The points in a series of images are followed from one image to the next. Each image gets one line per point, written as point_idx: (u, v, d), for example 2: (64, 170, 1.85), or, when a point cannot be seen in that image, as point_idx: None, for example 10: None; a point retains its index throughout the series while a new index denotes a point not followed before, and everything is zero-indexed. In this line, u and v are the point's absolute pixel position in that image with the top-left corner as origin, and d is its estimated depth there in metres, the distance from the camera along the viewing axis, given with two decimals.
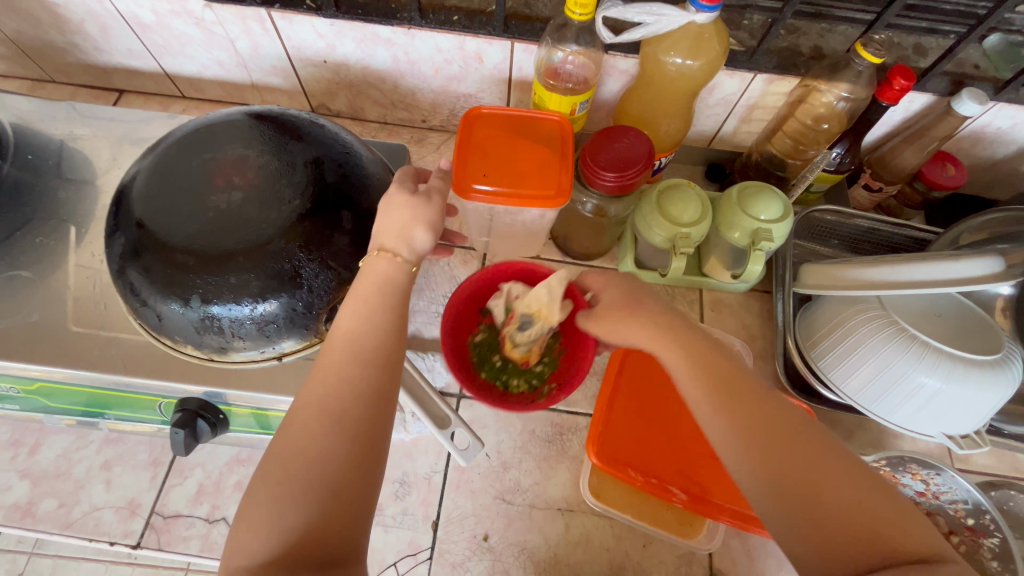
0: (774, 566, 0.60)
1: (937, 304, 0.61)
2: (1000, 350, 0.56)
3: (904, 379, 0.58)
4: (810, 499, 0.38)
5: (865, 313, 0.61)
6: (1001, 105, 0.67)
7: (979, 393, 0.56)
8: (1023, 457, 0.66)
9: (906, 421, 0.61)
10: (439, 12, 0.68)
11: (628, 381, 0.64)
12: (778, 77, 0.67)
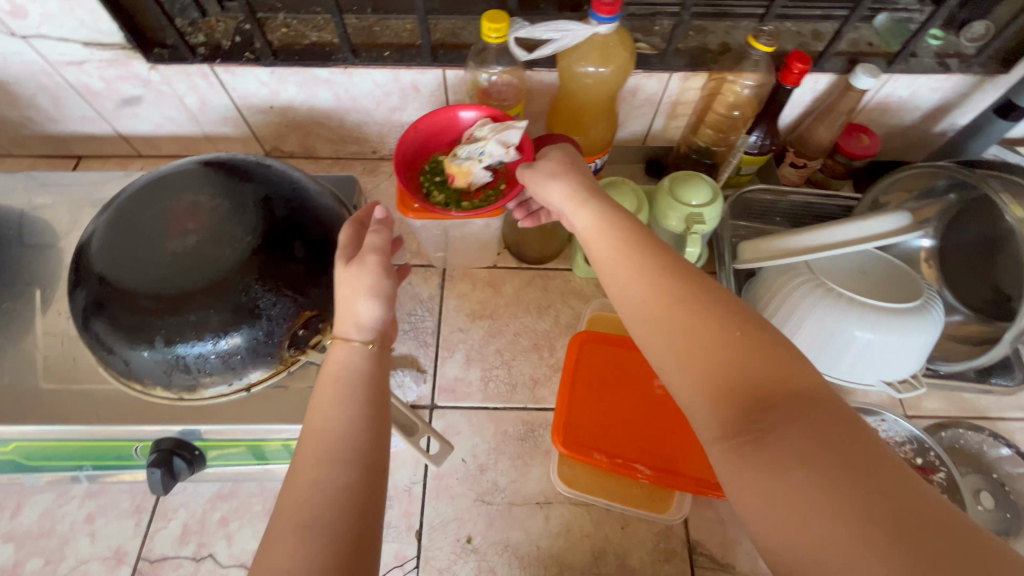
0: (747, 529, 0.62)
1: (861, 262, 0.66)
2: (920, 297, 0.61)
3: (841, 333, 0.62)
4: (739, 381, 0.36)
5: (800, 277, 0.65)
6: (896, 77, 0.74)
7: (908, 339, 0.60)
8: (967, 396, 0.71)
9: (847, 372, 0.65)
10: (371, 50, 0.73)
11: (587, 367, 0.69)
12: (691, 74, 0.73)
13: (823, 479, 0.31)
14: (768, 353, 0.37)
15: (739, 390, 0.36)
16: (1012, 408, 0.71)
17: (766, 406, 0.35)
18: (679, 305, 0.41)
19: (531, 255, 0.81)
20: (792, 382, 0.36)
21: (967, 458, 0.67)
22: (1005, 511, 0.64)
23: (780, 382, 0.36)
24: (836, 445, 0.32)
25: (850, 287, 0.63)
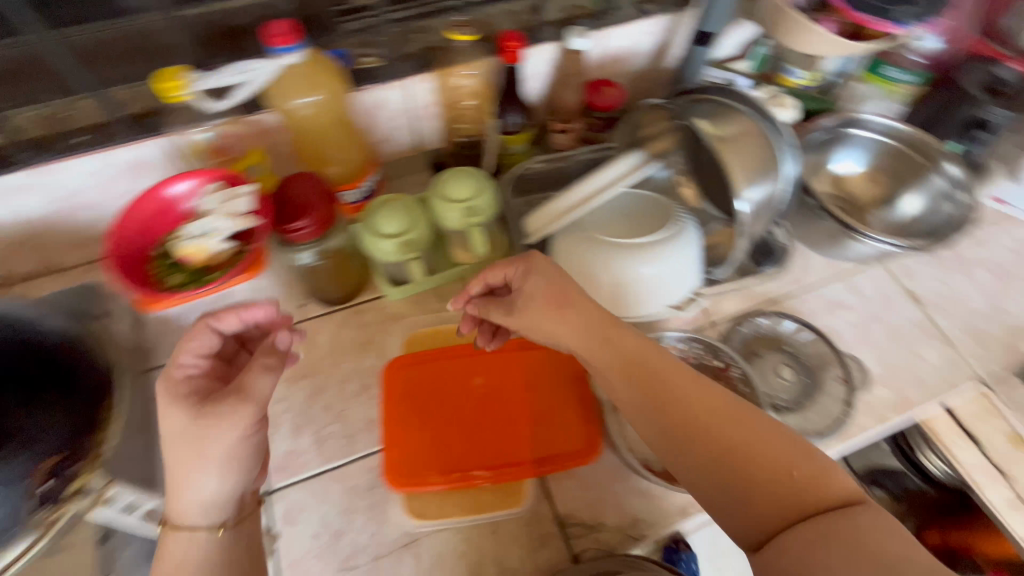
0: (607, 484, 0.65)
1: (623, 205, 0.71)
2: (670, 223, 0.68)
3: (620, 274, 0.67)
4: (740, 471, 0.47)
5: (573, 234, 0.69)
6: (608, 32, 0.80)
7: (669, 261, 0.67)
8: (751, 289, 0.80)
9: (642, 310, 0.70)
10: (65, 141, 0.64)
11: (409, 390, 0.70)
12: (424, 75, 0.74)
13: (819, 544, 0.42)
14: (767, 439, 0.48)
15: (746, 484, 0.46)
16: (789, 286, 0.81)
17: (781, 489, 0.45)
18: (682, 424, 0.50)
19: (333, 297, 0.76)
20: (784, 464, 0.46)
21: (766, 341, 0.77)
22: (803, 376, 0.73)
23: (782, 467, 0.46)
24: (839, 530, 0.42)
25: (623, 231, 0.68)
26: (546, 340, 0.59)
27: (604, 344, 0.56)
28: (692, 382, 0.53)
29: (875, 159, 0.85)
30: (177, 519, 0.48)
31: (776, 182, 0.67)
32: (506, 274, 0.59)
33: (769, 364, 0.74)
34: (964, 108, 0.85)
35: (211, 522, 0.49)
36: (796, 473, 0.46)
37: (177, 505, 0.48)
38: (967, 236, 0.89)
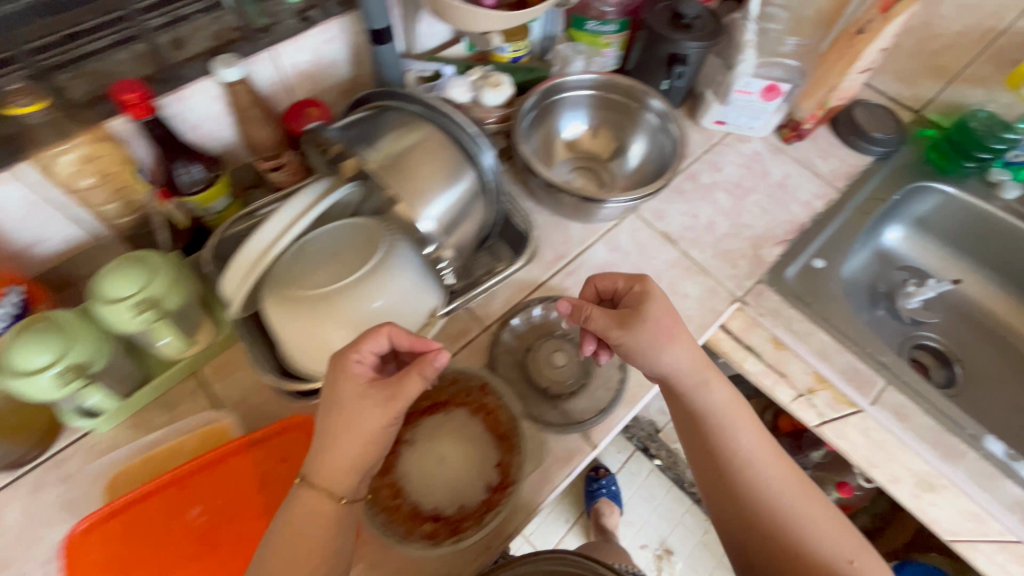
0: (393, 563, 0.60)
1: (324, 243, 0.61)
2: (374, 249, 0.60)
3: (341, 323, 0.58)
4: (774, 507, 0.55)
5: (274, 296, 0.58)
6: (273, 50, 0.71)
7: (389, 293, 0.60)
8: (517, 279, 0.78)
9: None
10: None
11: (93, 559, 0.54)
12: (32, 159, 0.58)
13: None
14: (813, 515, 0.55)
15: (783, 547, 0.53)
16: (555, 263, 0.80)
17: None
18: (734, 475, 0.57)
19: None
20: (850, 548, 0.53)
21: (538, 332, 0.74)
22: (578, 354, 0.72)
23: (839, 554, 0.53)
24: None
25: (326, 274, 0.59)
26: (645, 366, 0.60)
27: (692, 411, 0.59)
28: (780, 462, 0.58)
29: (592, 114, 0.85)
30: (332, 484, 0.48)
31: (471, 179, 0.62)
32: (619, 287, 0.63)
33: (542, 356, 0.72)
34: (661, 46, 0.87)
35: (339, 495, 0.48)
36: (854, 561, 0.52)
37: (338, 464, 0.48)
38: (702, 163, 0.93)
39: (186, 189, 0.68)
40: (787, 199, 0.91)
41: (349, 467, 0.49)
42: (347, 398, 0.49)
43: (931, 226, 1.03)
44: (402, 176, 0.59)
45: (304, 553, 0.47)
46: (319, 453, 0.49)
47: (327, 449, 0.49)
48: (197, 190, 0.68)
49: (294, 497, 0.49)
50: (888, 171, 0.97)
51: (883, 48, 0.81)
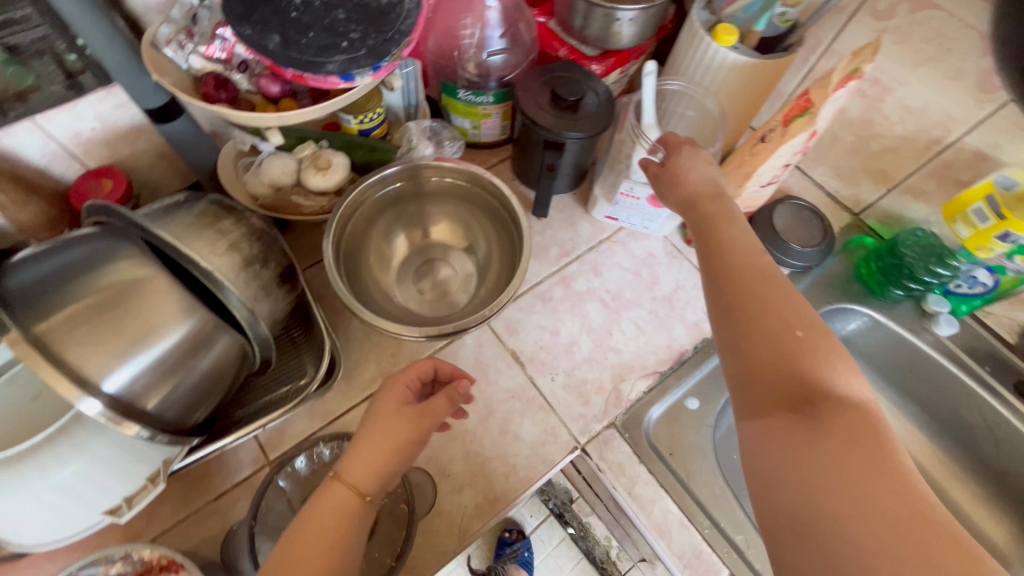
0: None
1: (35, 386, 0.53)
2: (63, 402, 0.51)
3: (24, 487, 0.47)
4: (748, 281, 0.48)
5: None
6: (35, 123, 0.59)
7: (69, 454, 0.47)
8: (321, 401, 0.68)
9: (82, 519, 0.51)
10: None
11: None
12: None
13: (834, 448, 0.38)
14: (781, 295, 0.46)
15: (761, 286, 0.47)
16: (372, 382, 0.70)
17: (800, 337, 0.44)
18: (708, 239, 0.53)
19: None
20: (797, 326, 0.44)
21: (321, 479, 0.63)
22: None
23: (788, 333, 0.44)
24: (853, 448, 0.38)
25: (11, 427, 0.50)
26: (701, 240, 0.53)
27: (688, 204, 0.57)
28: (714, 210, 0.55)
29: (435, 204, 0.74)
30: (358, 480, 0.47)
31: (200, 318, 0.51)
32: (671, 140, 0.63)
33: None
34: (535, 131, 0.74)
35: (364, 494, 0.47)
36: (800, 333, 0.44)
37: (369, 464, 0.47)
38: (582, 264, 0.81)
39: None
40: (672, 318, 0.78)
41: (379, 468, 0.48)
42: (385, 408, 0.51)
43: (856, 348, 0.89)
44: (92, 322, 0.45)
45: (317, 561, 0.43)
46: (352, 451, 0.49)
47: (355, 450, 0.48)
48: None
49: (322, 492, 0.47)
50: (801, 288, 0.85)
51: (784, 164, 0.68)
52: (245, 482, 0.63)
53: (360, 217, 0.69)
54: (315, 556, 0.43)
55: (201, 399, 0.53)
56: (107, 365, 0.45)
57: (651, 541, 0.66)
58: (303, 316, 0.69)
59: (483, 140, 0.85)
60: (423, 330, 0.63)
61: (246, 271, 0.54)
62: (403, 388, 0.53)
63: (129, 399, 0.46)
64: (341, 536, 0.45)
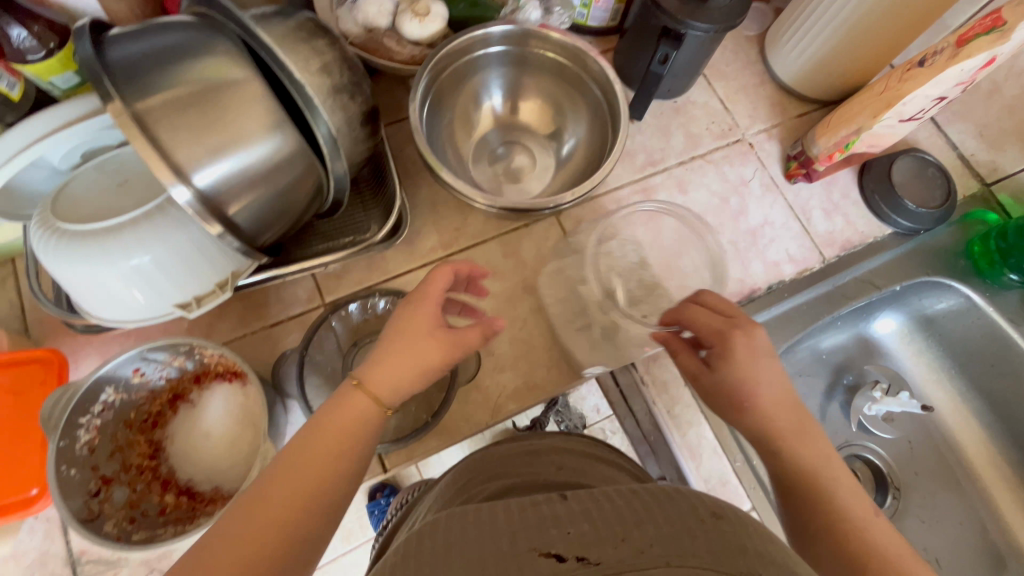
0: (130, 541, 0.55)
1: (124, 171, 0.54)
2: (150, 191, 0.52)
3: (108, 261, 0.49)
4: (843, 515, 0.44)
5: (43, 221, 0.50)
6: None
7: (154, 237, 0.49)
8: (382, 258, 0.68)
9: (154, 306, 0.54)
10: None
11: None
12: None
13: None
14: (884, 535, 0.43)
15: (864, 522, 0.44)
16: (433, 251, 0.69)
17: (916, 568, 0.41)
18: (771, 446, 0.49)
19: None
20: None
21: (373, 328, 0.66)
22: None
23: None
24: None
25: (99, 205, 0.51)
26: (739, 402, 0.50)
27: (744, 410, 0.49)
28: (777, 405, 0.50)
29: (529, 80, 0.69)
30: (380, 390, 0.44)
31: (289, 136, 0.49)
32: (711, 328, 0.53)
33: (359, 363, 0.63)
34: (655, 16, 0.65)
35: (386, 406, 0.45)
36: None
37: (394, 375, 0.45)
38: (668, 177, 0.76)
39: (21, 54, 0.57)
40: (751, 254, 0.74)
41: (407, 381, 0.45)
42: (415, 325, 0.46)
43: (939, 330, 0.83)
44: (188, 110, 0.44)
45: (326, 465, 0.41)
46: (379, 359, 0.45)
47: (381, 357, 0.45)
48: (37, 58, 0.58)
49: (334, 400, 0.44)
50: (902, 252, 0.77)
51: (938, 96, 0.58)
52: (300, 316, 0.65)
53: (450, 78, 0.65)
54: (335, 460, 0.42)
55: (276, 219, 0.53)
56: (198, 156, 0.44)
57: (678, 460, 0.66)
58: (376, 170, 0.67)
59: (589, 24, 0.77)
60: (499, 203, 0.61)
61: (335, 98, 0.52)
62: (430, 302, 0.48)
63: (218, 193, 0.46)
64: (353, 445, 0.43)
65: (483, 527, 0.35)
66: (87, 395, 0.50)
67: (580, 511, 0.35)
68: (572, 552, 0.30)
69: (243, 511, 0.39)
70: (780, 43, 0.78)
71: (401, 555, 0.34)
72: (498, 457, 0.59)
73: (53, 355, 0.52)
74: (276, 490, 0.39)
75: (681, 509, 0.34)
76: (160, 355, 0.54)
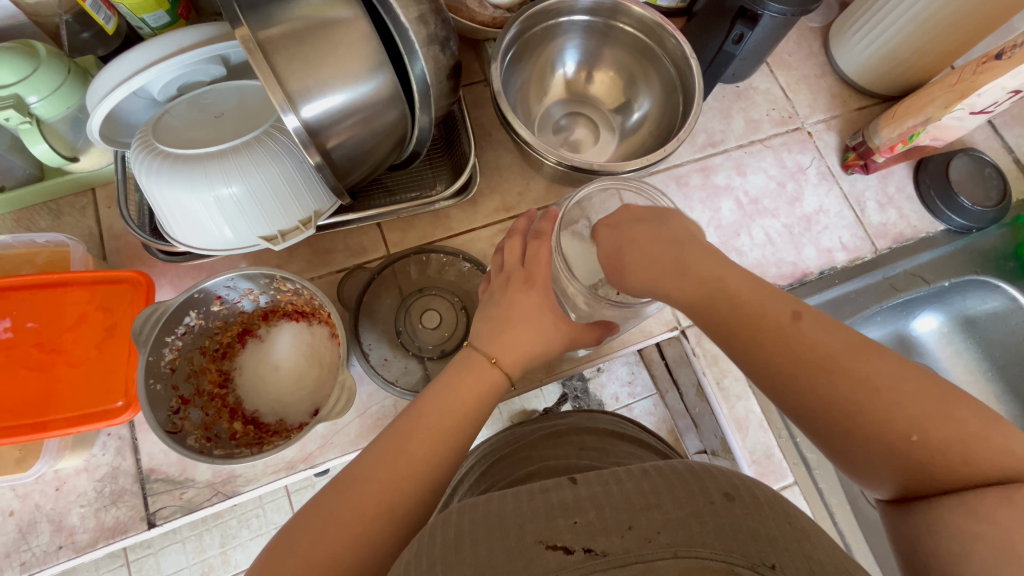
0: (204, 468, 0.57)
1: (220, 104, 0.56)
2: (248, 125, 0.54)
3: (204, 186, 0.51)
4: (818, 393, 0.35)
5: (148, 144, 0.52)
6: None
7: (251, 166, 0.51)
8: (447, 215, 0.69)
9: (236, 237, 0.56)
10: None
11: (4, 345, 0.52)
12: None
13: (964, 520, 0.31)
14: None
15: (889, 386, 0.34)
16: (497, 212, 0.71)
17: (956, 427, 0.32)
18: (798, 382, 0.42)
19: None
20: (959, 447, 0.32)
21: (434, 282, 0.66)
22: (448, 327, 0.64)
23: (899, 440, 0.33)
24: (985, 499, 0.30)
25: (196, 134, 0.53)
26: None
27: (675, 273, 0.43)
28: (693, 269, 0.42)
29: (601, 53, 0.70)
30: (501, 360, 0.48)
31: (388, 80, 0.51)
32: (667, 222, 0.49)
33: (416, 308, 0.64)
34: None
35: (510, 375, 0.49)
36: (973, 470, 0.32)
37: (518, 347, 0.49)
38: (727, 158, 0.77)
39: None
40: (805, 238, 0.75)
41: (522, 356, 0.49)
42: (537, 311, 0.50)
43: (979, 332, 0.82)
44: (303, 48, 0.46)
45: (440, 425, 0.43)
46: (502, 334, 0.49)
47: (508, 334, 0.49)
48: None
49: (461, 367, 0.47)
50: (952, 249, 0.78)
51: (1014, 89, 0.59)
52: (369, 264, 0.67)
53: (527, 43, 0.66)
54: (451, 413, 0.44)
55: (361, 161, 0.54)
56: (309, 91, 0.46)
57: (723, 432, 0.67)
58: (449, 129, 0.69)
59: (659, 4, 0.76)
60: (571, 163, 0.62)
61: (436, 46, 0.52)
62: (545, 286, 0.51)
63: (319, 121, 0.48)
64: (472, 413, 0.45)
65: (491, 516, 0.32)
66: (174, 315, 0.52)
67: (589, 496, 0.32)
68: (580, 543, 0.29)
69: (375, 457, 0.41)
70: (845, 37, 0.79)
71: (414, 551, 0.31)
72: (527, 437, 0.57)
73: (139, 277, 0.54)
74: (402, 442, 0.42)
75: (688, 488, 0.31)
76: (243, 284, 0.56)
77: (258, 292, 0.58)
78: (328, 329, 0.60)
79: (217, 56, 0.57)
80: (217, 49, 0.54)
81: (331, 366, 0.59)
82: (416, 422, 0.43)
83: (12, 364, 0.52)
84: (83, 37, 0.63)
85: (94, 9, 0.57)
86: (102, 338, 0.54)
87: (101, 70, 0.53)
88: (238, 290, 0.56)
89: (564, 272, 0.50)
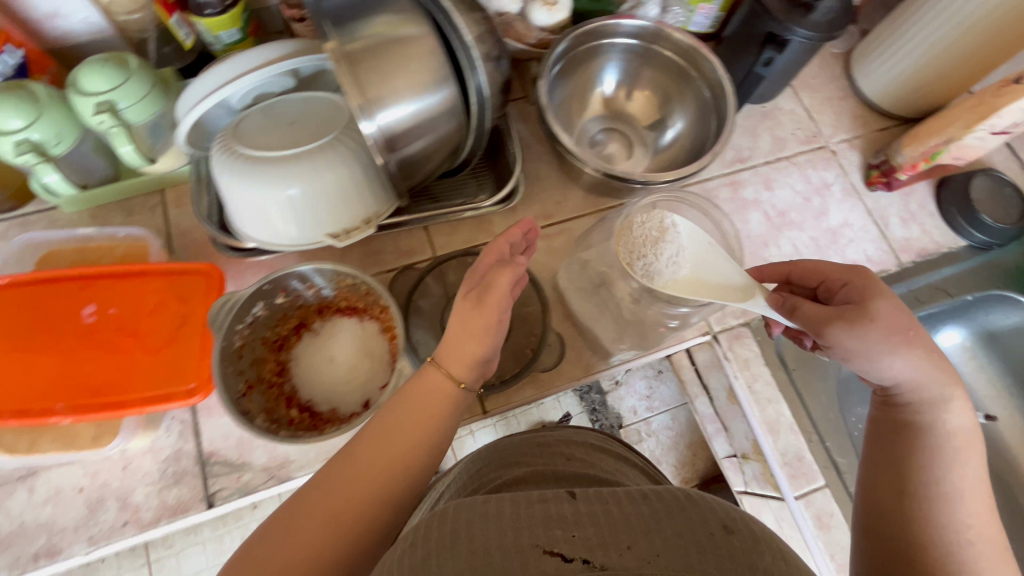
0: (261, 453, 0.60)
1: (292, 113, 0.60)
2: (317, 132, 0.58)
3: (276, 185, 0.55)
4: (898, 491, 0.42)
5: (229, 148, 0.57)
6: None
7: (319, 170, 0.56)
8: (490, 221, 0.73)
9: (302, 235, 0.60)
10: None
11: (90, 328, 0.56)
12: None
13: None
14: None
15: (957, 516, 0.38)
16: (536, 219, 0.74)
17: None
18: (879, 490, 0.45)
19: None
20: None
21: None
22: None
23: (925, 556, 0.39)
24: None
25: (271, 139, 0.58)
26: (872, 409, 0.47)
27: None
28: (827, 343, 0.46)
29: (638, 73, 0.75)
30: (454, 369, 0.47)
31: (448, 94, 0.55)
32: (828, 280, 0.49)
33: None
34: (762, 21, 0.68)
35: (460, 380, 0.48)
36: None
37: (462, 355, 0.47)
38: (755, 174, 0.81)
39: (197, 9, 0.63)
40: (831, 250, 0.78)
41: None
42: None
43: (1002, 348, 0.84)
44: (380, 60, 0.51)
45: None
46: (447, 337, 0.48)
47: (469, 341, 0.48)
48: (212, 13, 0.63)
49: None
50: (975, 265, 0.80)
51: None
52: (415, 264, 0.71)
53: (571, 62, 0.71)
54: None
55: (420, 165, 0.59)
56: (383, 100, 0.51)
57: (755, 434, 0.69)
58: (494, 141, 0.73)
59: (690, 29, 0.81)
60: (611, 171, 0.65)
61: (493, 64, 0.57)
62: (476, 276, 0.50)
63: (388, 131, 0.52)
64: None
65: (484, 518, 0.31)
66: (243, 305, 0.56)
67: (589, 513, 0.31)
68: (576, 553, 0.28)
69: (336, 470, 0.42)
70: (868, 62, 0.83)
71: (404, 545, 0.31)
72: (509, 449, 0.55)
73: (212, 269, 0.59)
74: (374, 451, 0.43)
75: (688, 517, 0.30)
76: (309, 278, 0.60)
77: (316, 287, 0.62)
78: (379, 325, 0.63)
79: (289, 71, 0.61)
80: (293, 62, 0.59)
81: (383, 361, 0.62)
82: (387, 430, 0.44)
83: (96, 346, 0.56)
84: (165, 51, 0.69)
85: (176, 24, 0.64)
86: (175, 326, 0.58)
87: (189, 83, 0.58)
88: (300, 284, 0.60)
89: (637, 271, 0.54)
